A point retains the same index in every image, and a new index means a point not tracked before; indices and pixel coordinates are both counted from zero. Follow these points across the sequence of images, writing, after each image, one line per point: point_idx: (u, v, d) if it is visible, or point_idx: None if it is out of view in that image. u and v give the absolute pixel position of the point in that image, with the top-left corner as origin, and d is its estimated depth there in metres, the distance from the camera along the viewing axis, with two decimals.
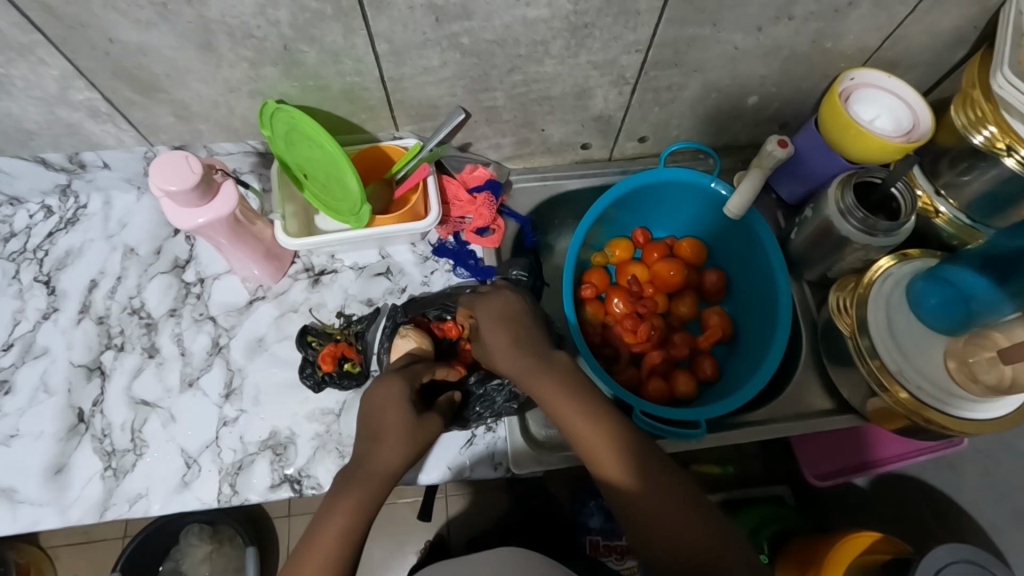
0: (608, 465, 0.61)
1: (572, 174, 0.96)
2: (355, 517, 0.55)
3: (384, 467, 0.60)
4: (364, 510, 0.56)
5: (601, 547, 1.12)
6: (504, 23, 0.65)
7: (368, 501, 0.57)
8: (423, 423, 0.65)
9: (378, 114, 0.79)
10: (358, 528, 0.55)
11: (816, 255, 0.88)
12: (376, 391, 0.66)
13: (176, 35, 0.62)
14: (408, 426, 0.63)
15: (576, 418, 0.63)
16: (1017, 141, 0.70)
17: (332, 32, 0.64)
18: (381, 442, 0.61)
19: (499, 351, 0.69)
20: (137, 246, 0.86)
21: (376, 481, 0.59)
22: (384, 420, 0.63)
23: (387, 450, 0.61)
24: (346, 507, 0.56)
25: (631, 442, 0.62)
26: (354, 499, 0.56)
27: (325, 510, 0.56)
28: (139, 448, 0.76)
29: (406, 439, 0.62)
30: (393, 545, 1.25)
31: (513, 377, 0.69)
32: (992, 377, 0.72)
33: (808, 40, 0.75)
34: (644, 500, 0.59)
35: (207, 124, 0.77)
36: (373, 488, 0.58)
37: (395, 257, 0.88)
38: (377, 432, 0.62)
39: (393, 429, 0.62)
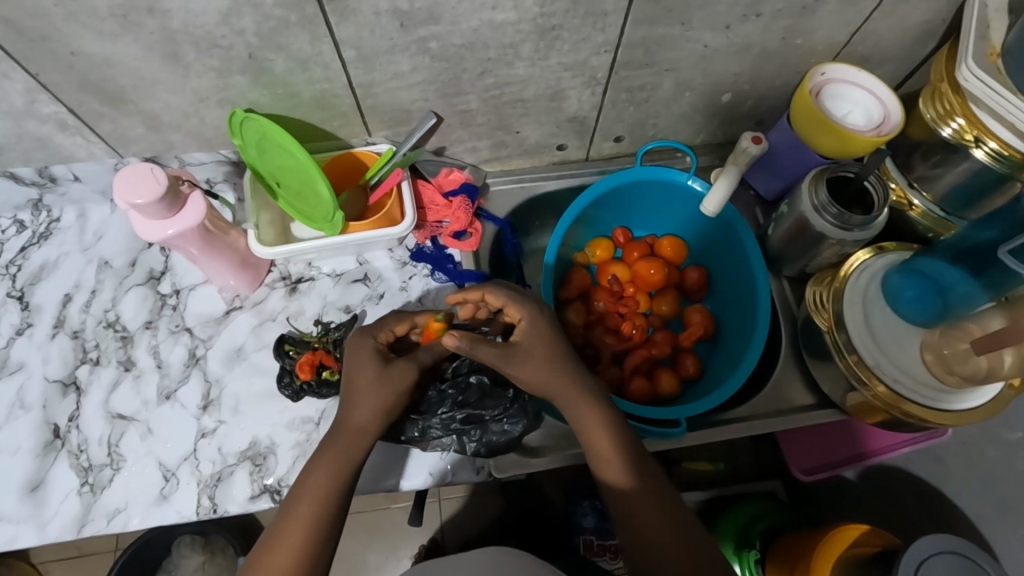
0: (612, 470, 0.63)
1: (549, 175, 0.96)
2: (321, 504, 0.58)
3: (358, 425, 0.62)
4: (331, 487, 0.59)
5: (595, 547, 1.13)
6: (472, 27, 0.65)
7: (341, 477, 0.60)
8: (392, 374, 0.65)
9: (350, 121, 0.79)
10: (325, 510, 0.58)
11: (792, 253, 0.88)
12: (352, 344, 0.68)
13: (141, 46, 0.61)
14: (377, 379, 0.64)
15: (593, 432, 0.64)
16: (986, 132, 0.70)
17: (299, 39, 0.63)
18: (348, 409, 0.63)
19: (523, 361, 0.65)
20: (112, 259, 0.85)
21: (350, 441, 0.62)
22: (359, 388, 0.64)
23: (359, 408, 0.63)
24: (314, 488, 0.59)
25: (634, 451, 0.64)
26: (323, 479, 0.60)
27: (299, 489, 0.60)
28: (116, 463, 0.75)
29: (380, 397, 0.63)
30: (388, 550, 1.25)
31: (532, 381, 0.65)
32: (968, 369, 0.73)
33: (779, 38, 0.75)
34: (637, 511, 0.61)
35: (178, 134, 0.76)
36: (347, 446, 0.62)
37: (372, 263, 0.88)
38: (349, 393, 0.64)
39: (364, 387, 0.63)
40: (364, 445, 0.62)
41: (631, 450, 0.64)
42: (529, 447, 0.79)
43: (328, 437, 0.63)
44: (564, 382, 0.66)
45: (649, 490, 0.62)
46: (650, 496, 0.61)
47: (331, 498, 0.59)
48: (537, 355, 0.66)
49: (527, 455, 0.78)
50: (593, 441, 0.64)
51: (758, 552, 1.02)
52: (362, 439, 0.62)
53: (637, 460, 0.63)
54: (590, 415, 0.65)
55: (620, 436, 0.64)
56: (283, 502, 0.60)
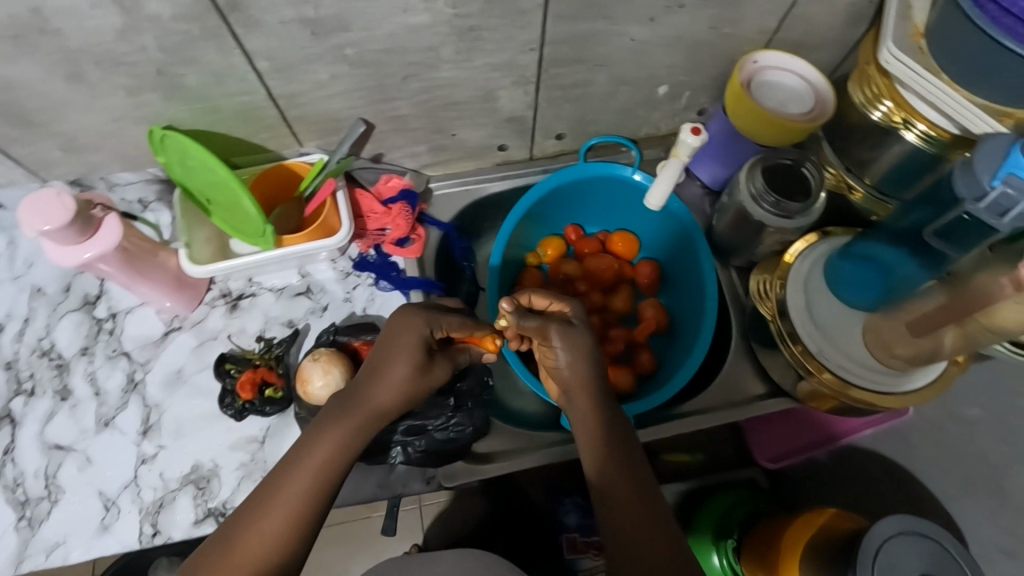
0: (608, 471, 0.62)
1: (494, 176, 0.94)
2: (320, 481, 0.58)
3: (375, 404, 0.62)
4: (331, 465, 0.59)
5: (579, 544, 1.09)
6: (387, 32, 0.64)
7: (341, 456, 0.59)
8: (431, 373, 0.64)
9: (279, 132, 0.77)
10: (320, 488, 0.58)
11: (739, 243, 0.87)
12: (397, 325, 0.64)
13: (41, 68, 0.59)
14: (412, 364, 0.62)
15: (594, 435, 0.65)
16: (913, 114, 0.70)
17: (207, 53, 0.61)
18: (370, 386, 0.62)
19: (571, 345, 0.66)
20: (45, 286, 0.83)
21: (361, 417, 0.61)
22: (385, 367, 0.62)
23: (381, 386, 0.62)
24: (314, 462, 0.58)
25: (629, 454, 0.64)
26: (323, 455, 0.59)
27: (298, 459, 0.59)
28: (54, 495, 0.74)
29: (404, 383, 0.62)
30: (371, 558, 1.19)
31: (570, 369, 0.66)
32: (910, 351, 0.73)
33: (707, 28, 0.75)
34: (626, 511, 0.60)
35: (100, 155, 0.74)
36: (356, 423, 0.61)
37: (315, 275, 0.86)
38: (373, 371, 0.63)
39: (394, 374, 0.62)
40: (373, 424, 0.62)
41: (627, 453, 0.63)
42: (479, 453, 0.78)
43: (341, 408, 0.62)
44: (588, 382, 0.66)
45: (639, 492, 0.61)
46: (639, 493, 0.61)
47: (331, 476, 0.58)
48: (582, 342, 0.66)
49: (477, 461, 0.77)
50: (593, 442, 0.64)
51: (735, 541, 0.99)
52: (375, 420, 0.62)
53: (631, 461, 0.63)
54: (592, 415, 0.66)
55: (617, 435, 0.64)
56: (278, 468, 0.59)
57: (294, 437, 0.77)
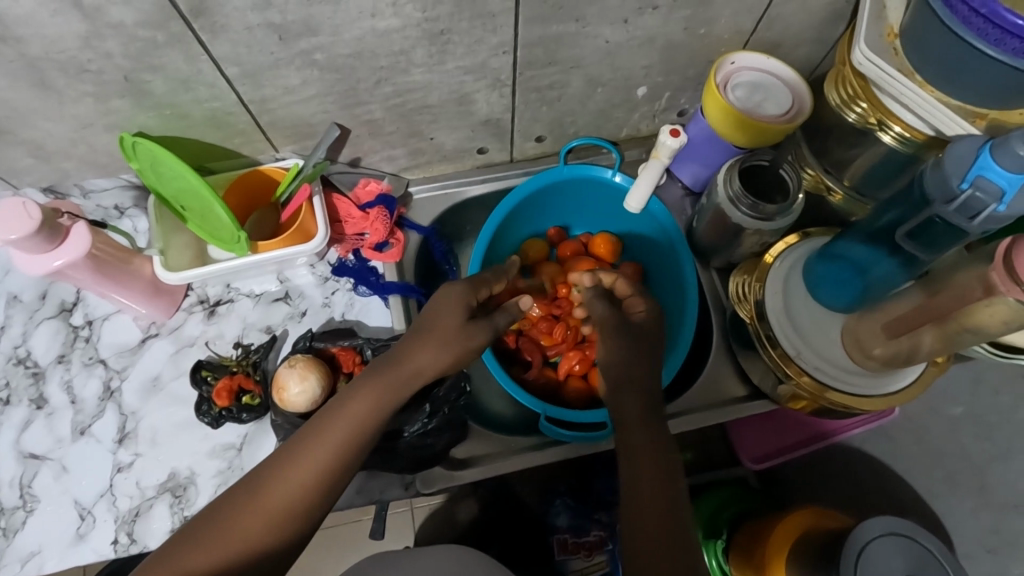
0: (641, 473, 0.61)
1: (474, 179, 0.94)
2: (353, 437, 0.57)
3: (417, 366, 0.62)
4: (365, 421, 0.58)
5: (569, 545, 1.07)
6: (355, 36, 0.63)
7: (375, 413, 0.58)
8: (472, 335, 0.65)
9: (252, 137, 0.76)
10: (353, 444, 0.57)
11: (717, 246, 0.87)
12: (446, 290, 0.67)
13: (4, 76, 0.59)
14: (461, 329, 0.65)
15: (631, 426, 0.64)
16: (888, 116, 0.69)
17: (173, 59, 0.61)
18: (413, 348, 0.63)
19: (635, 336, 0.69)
20: (22, 293, 0.83)
21: (399, 375, 0.61)
22: (434, 332, 0.64)
23: (429, 349, 0.63)
24: (350, 415, 0.57)
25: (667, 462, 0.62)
26: (358, 409, 0.58)
27: (333, 412, 0.58)
28: (29, 504, 0.73)
29: (445, 348, 0.63)
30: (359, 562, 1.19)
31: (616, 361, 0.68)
32: (887, 354, 0.72)
33: (681, 29, 0.74)
34: (648, 516, 0.58)
35: (70, 163, 0.74)
36: (393, 381, 0.60)
37: (293, 280, 0.86)
38: (422, 335, 0.64)
39: (444, 332, 0.64)
40: (409, 386, 0.61)
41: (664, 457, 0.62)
42: (457, 459, 0.78)
43: (382, 368, 0.61)
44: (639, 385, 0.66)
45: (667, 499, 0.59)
46: (664, 500, 0.59)
47: (364, 433, 0.57)
48: (642, 333, 0.70)
49: (454, 467, 0.78)
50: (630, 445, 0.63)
51: (724, 541, 0.97)
52: (412, 380, 0.62)
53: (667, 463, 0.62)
54: (638, 414, 0.65)
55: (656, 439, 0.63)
56: (311, 421, 0.58)
57: (271, 444, 0.77)
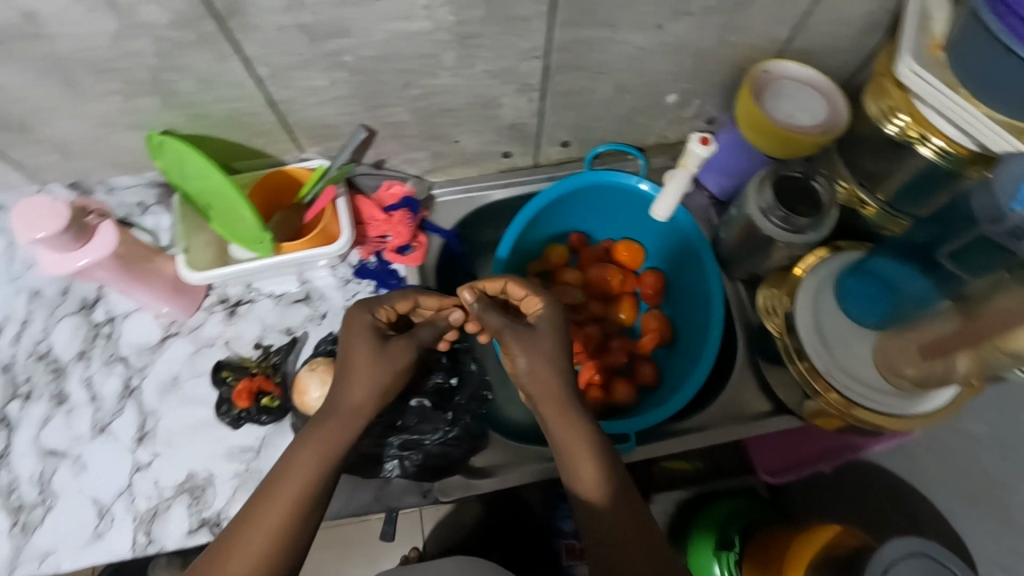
0: (587, 480, 0.61)
1: (497, 183, 0.93)
2: (308, 486, 0.57)
3: (355, 402, 0.62)
4: (316, 467, 0.58)
5: (576, 550, 1.09)
6: (385, 38, 0.62)
7: (325, 459, 0.58)
8: (389, 352, 0.64)
9: (276, 138, 0.75)
10: (310, 492, 0.57)
11: (741, 257, 0.86)
12: (348, 321, 0.66)
13: (32, 74, 0.58)
14: (376, 357, 0.63)
15: (574, 451, 0.62)
16: (930, 130, 0.67)
17: (201, 59, 0.60)
18: (346, 388, 0.62)
19: (541, 351, 0.64)
20: (43, 288, 0.83)
21: (342, 417, 0.61)
22: (355, 366, 0.62)
23: (360, 384, 0.62)
24: (302, 466, 0.58)
25: (615, 465, 0.62)
26: (308, 460, 0.58)
27: (284, 466, 0.58)
28: (48, 501, 0.73)
29: (374, 375, 0.62)
30: (366, 561, 1.19)
31: (531, 379, 0.64)
32: (921, 373, 0.70)
33: (715, 36, 0.72)
34: (607, 527, 0.59)
35: (93, 160, 0.73)
36: (339, 425, 0.60)
37: (314, 282, 0.85)
38: (345, 371, 0.63)
39: (363, 362, 0.62)
40: (355, 424, 0.61)
41: (610, 462, 0.62)
42: (476, 467, 0.76)
43: (321, 416, 0.61)
44: (561, 392, 0.63)
45: (624, 508, 0.60)
46: (626, 515, 0.59)
47: (321, 478, 0.58)
48: (552, 347, 0.65)
49: (472, 475, 0.75)
50: (570, 455, 0.62)
51: (737, 552, 0.96)
52: (354, 417, 0.61)
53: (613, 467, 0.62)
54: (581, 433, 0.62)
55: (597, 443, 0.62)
56: (264, 481, 0.58)
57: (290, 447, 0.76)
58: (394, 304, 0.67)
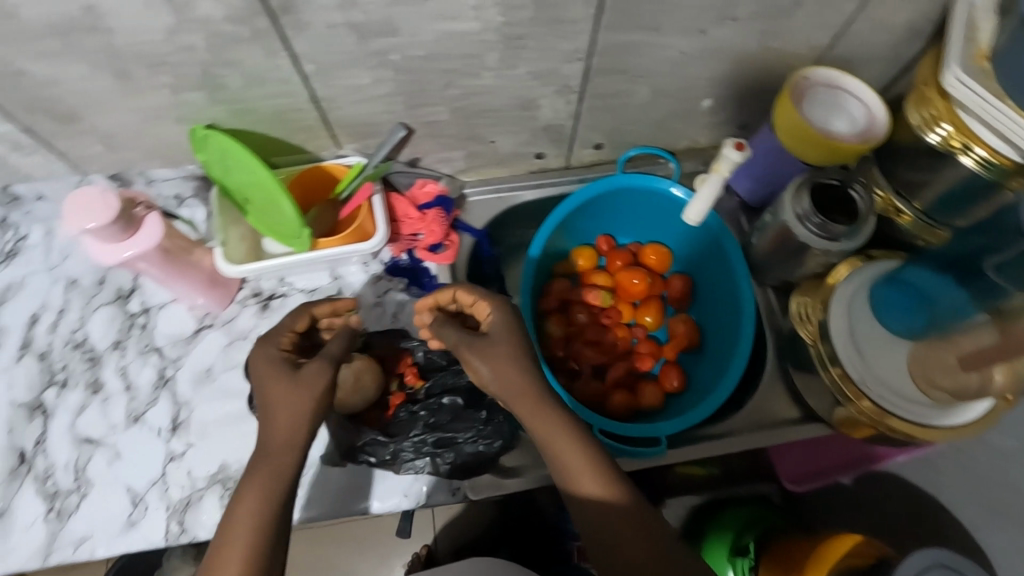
0: (579, 478, 0.59)
1: (528, 184, 0.93)
2: (259, 533, 0.53)
3: (282, 438, 0.57)
4: (262, 510, 0.54)
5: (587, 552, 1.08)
6: (433, 38, 0.63)
7: (270, 498, 0.54)
8: (306, 377, 0.59)
9: (317, 134, 0.76)
10: (265, 539, 0.53)
11: (774, 264, 0.85)
12: (257, 354, 0.62)
13: (86, 65, 0.59)
14: (293, 388, 0.58)
15: (561, 447, 0.59)
16: (974, 139, 0.67)
17: (252, 55, 0.61)
18: (268, 423, 0.57)
19: (499, 358, 0.62)
20: (80, 277, 0.84)
21: (275, 454, 0.56)
22: (274, 404, 0.58)
23: (280, 419, 0.57)
24: (246, 519, 0.53)
25: (602, 456, 0.60)
26: (251, 507, 0.54)
27: (228, 524, 0.53)
28: (83, 489, 0.74)
29: (299, 405, 0.58)
30: (378, 558, 1.20)
31: (497, 385, 0.62)
32: (957, 384, 0.71)
33: (756, 42, 0.73)
34: (607, 522, 0.57)
35: (136, 152, 0.74)
36: (276, 462, 0.56)
37: (346, 278, 0.86)
38: (264, 409, 0.58)
39: (279, 392, 0.58)
40: (293, 453, 0.57)
41: (598, 456, 0.60)
42: (505, 467, 0.75)
43: (253, 458, 0.57)
44: (532, 391, 0.61)
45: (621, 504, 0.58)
46: (625, 512, 0.57)
47: (273, 518, 0.54)
48: (510, 350, 0.63)
49: (502, 475, 0.74)
50: (556, 455, 0.59)
51: (752, 559, 0.95)
52: (289, 448, 0.57)
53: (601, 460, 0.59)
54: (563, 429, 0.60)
55: (581, 439, 0.60)
56: (211, 543, 0.53)
57: (322, 441, 0.77)
58: (295, 325, 0.65)
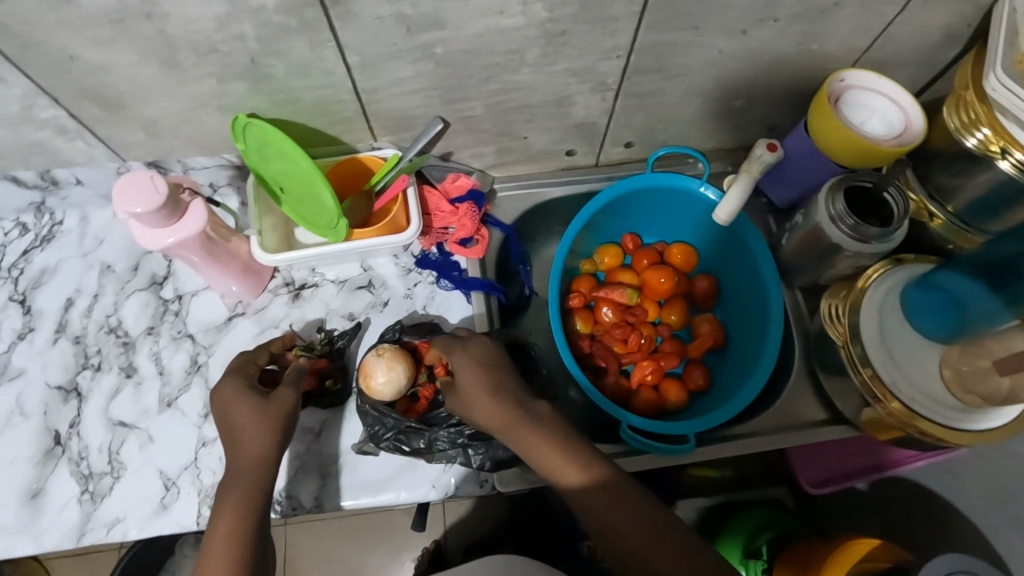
0: (560, 470, 0.60)
1: (557, 181, 0.93)
2: (236, 548, 0.55)
3: (252, 456, 0.61)
4: (240, 529, 0.56)
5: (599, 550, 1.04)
6: (478, 32, 0.63)
7: (248, 508, 0.58)
8: (272, 402, 0.64)
9: (354, 126, 0.76)
10: (244, 553, 0.55)
11: (803, 264, 0.86)
12: (218, 389, 0.66)
13: (137, 52, 0.60)
14: (258, 412, 0.63)
15: (544, 452, 0.61)
16: (1013, 143, 0.67)
17: (299, 45, 0.62)
18: (236, 446, 0.61)
19: (469, 395, 0.66)
20: (114, 263, 0.84)
21: (246, 473, 0.60)
22: (240, 429, 0.62)
23: (249, 439, 0.61)
24: (220, 536, 0.56)
25: (585, 452, 0.61)
26: (228, 519, 0.57)
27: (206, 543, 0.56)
28: (116, 471, 0.75)
29: (269, 424, 0.63)
30: (390, 552, 1.21)
31: (480, 418, 0.65)
32: (988, 389, 0.71)
33: (794, 43, 0.73)
34: (604, 512, 0.57)
35: (176, 140, 0.75)
36: (246, 480, 0.59)
37: (377, 269, 0.86)
38: (231, 433, 0.63)
39: (245, 419, 0.63)
40: (264, 470, 0.60)
41: (573, 443, 0.61)
42: None
43: (224, 480, 0.60)
44: (508, 412, 0.64)
45: (606, 482, 0.59)
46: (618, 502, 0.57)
47: (248, 533, 0.56)
48: (476, 384, 0.66)
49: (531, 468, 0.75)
50: (535, 457, 0.61)
51: (765, 562, 0.95)
52: (259, 468, 0.60)
53: (578, 447, 0.61)
54: (543, 437, 0.61)
55: (555, 437, 0.61)
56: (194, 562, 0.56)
57: (352, 429, 0.78)
58: (255, 359, 0.71)
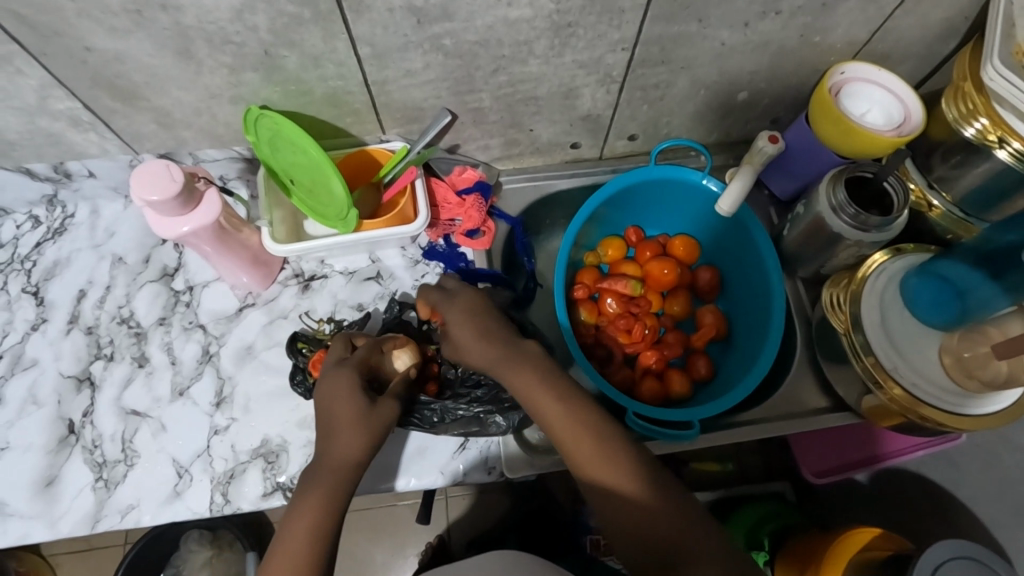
0: (547, 409, 0.61)
1: (562, 174, 0.95)
2: (311, 546, 0.54)
3: (344, 459, 0.60)
4: (316, 530, 0.55)
5: (602, 545, 1.06)
6: (486, 24, 0.64)
7: (327, 507, 0.57)
8: (376, 411, 0.62)
9: (363, 118, 0.78)
10: (316, 553, 0.54)
11: (806, 253, 0.87)
12: (331, 378, 0.64)
13: (153, 42, 0.61)
14: (361, 416, 0.61)
15: (535, 396, 0.62)
16: (1010, 133, 0.69)
17: (312, 36, 0.63)
18: (331, 443, 0.60)
19: (461, 342, 0.67)
20: (125, 255, 0.86)
21: (329, 477, 0.59)
22: (339, 428, 0.61)
23: (346, 441, 0.60)
24: (298, 533, 0.55)
25: (574, 399, 0.62)
26: (303, 522, 0.56)
27: (280, 536, 0.56)
28: (130, 459, 0.76)
29: (368, 436, 0.61)
30: (394, 546, 1.22)
31: (476, 364, 0.67)
32: (988, 373, 0.72)
33: (796, 35, 0.74)
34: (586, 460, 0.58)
35: (189, 131, 0.76)
36: (329, 485, 0.58)
37: (385, 261, 0.87)
38: (329, 429, 0.61)
39: (347, 420, 0.61)
40: (347, 480, 0.59)
41: (566, 389, 0.62)
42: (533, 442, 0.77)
43: (307, 478, 0.59)
44: (500, 356, 0.65)
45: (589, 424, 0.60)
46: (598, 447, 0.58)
47: (322, 538, 0.55)
48: (469, 332, 0.67)
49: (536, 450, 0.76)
50: (529, 398, 0.62)
51: (767, 553, 0.96)
52: (344, 477, 0.59)
53: (577, 399, 0.62)
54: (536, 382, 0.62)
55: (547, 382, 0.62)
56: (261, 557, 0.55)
57: None
58: (370, 356, 0.68)
